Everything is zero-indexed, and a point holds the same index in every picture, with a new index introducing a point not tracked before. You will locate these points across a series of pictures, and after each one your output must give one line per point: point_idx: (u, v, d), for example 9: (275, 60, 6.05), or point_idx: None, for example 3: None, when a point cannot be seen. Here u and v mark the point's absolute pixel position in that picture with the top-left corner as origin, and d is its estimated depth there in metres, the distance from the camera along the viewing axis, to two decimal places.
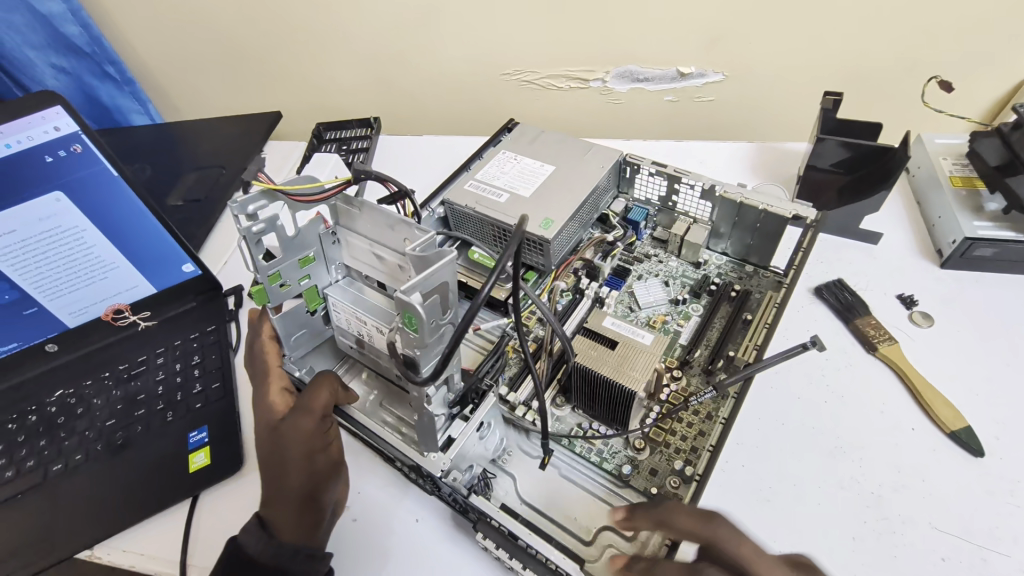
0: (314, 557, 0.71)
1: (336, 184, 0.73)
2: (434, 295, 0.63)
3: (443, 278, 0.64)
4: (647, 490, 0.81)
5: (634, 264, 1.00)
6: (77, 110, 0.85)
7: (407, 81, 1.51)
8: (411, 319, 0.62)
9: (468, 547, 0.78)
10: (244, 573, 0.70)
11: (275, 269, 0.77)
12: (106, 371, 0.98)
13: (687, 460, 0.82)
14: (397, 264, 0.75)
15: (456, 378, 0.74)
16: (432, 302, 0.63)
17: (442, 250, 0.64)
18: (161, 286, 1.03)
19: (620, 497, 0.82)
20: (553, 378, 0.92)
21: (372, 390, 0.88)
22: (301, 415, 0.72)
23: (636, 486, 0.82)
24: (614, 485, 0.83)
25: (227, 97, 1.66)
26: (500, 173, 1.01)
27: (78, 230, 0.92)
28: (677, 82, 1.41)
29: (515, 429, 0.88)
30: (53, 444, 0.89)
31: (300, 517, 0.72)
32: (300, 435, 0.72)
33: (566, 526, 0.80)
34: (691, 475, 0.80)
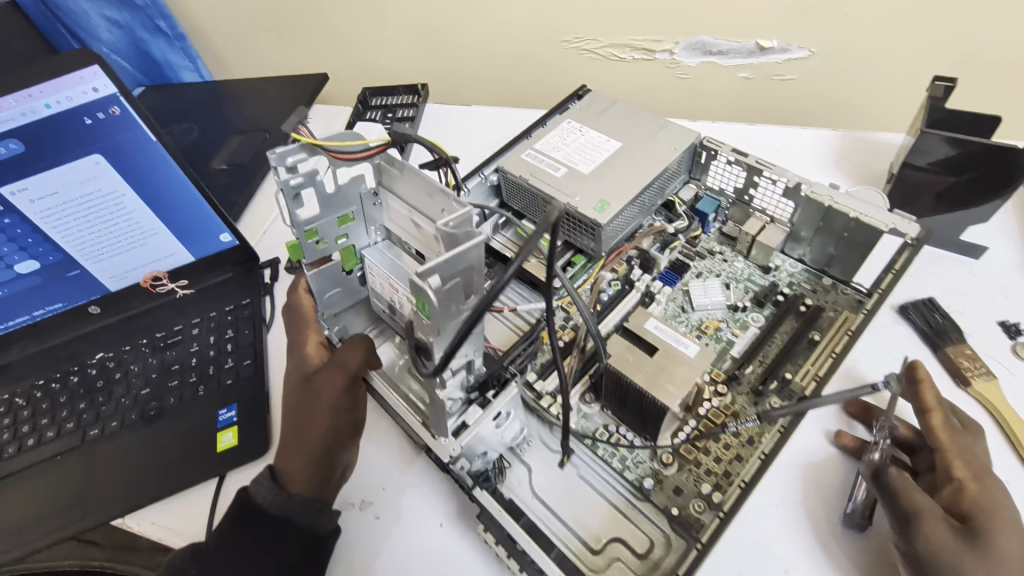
0: (320, 514, 0.67)
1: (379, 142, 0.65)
2: (458, 279, 0.52)
3: (470, 260, 0.52)
4: (667, 509, 0.70)
5: (695, 260, 0.91)
6: (115, 70, 0.81)
7: (459, 45, 1.42)
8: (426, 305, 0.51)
9: (472, 543, 0.73)
10: (250, 522, 0.66)
11: (312, 226, 0.69)
12: (144, 338, 0.98)
13: (718, 485, 0.71)
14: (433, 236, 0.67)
15: (479, 361, 0.64)
16: (454, 286, 0.51)
17: None
18: (199, 255, 1.02)
19: (638, 512, 0.71)
20: (584, 373, 0.80)
21: (403, 356, 0.79)
22: (334, 368, 0.68)
23: (656, 502, 0.71)
24: (633, 498, 0.72)
25: (275, 56, 1.62)
26: (561, 144, 0.91)
27: (118, 194, 0.90)
28: (754, 57, 1.27)
29: (538, 419, 0.79)
30: (92, 408, 0.90)
31: (313, 470, 0.68)
32: (330, 387, 0.68)
33: (573, 529, 0.70)
34: (721, 502, 0.69)
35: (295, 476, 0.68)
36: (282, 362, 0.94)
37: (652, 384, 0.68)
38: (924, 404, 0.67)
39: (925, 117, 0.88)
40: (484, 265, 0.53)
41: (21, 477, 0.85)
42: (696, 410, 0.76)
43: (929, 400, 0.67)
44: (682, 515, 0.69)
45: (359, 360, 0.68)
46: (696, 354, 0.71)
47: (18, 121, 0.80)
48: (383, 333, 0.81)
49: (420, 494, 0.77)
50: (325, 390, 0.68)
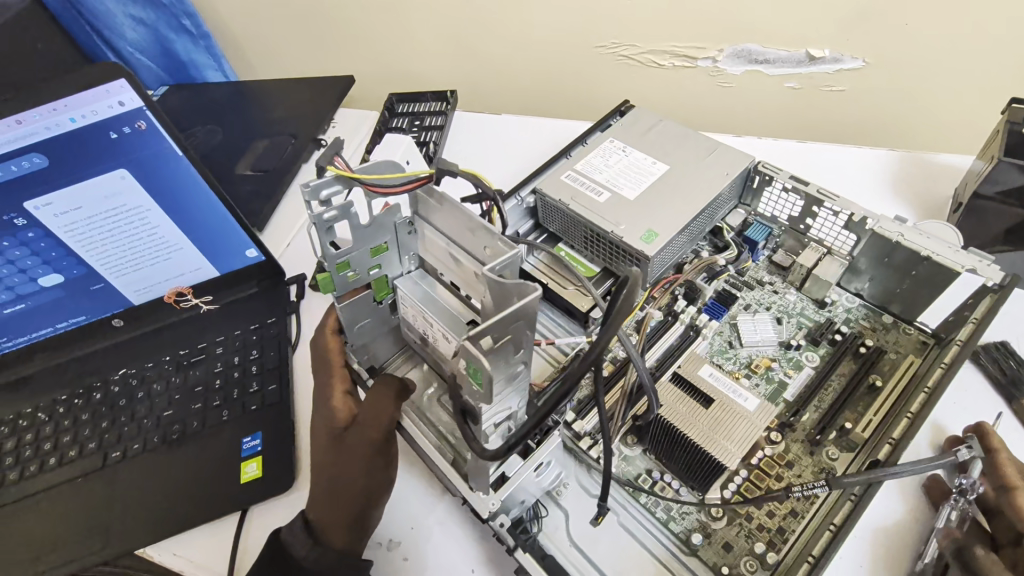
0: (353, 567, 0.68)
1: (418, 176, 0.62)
2: (507, 339, 0.48)
3: (521, 318, 0.48)
4: (716, 567, 0.66)
5: (742, 291, 0.86)
6: (141, 83, 0.78)
7: (490, 49, 1.37)
8: (477, 372, 0.47)
9: None
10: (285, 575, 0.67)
11: (344, 257, 0.65)
12: (167, 355, 0.96)
13: (771, 543, 0.66)
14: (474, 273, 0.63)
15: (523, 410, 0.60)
16: (506, 346, 0.48)
17: (526, 283, 0.48)
18: (224, 270, 0.99)
19: (684, 568, 0.67)
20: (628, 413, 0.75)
21: (429, 383, 0.74)
22: (365, 423, 0.67)
23: (704, 559, 0.67)
24: (678, 551, 0.68)
25: (300, 56, 1.58)
26: (604, 166, 0.86)
27: (143, 210, 0.87)
28: (804, 67, 1.19)
29: (576, 460, 0.75)
30: (114, 428, 0.88)
31: (349, 522, 0.69)
32: (365, 443, 0.68)
33: None
34: (775, 564, 0.65)
35: (331, 527, 0.69)
36: (309, 387, 0.91)
37: (709, 440, 0.69)
38: (1008, 481, 0.62)
39: (1001, 143, 0.81)
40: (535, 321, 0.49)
41: (42, 498, 0.83)
42: (747, 459, 0.71)
43: (1012, 477, 0.63)
44: (732, 575, 0.65)
45: (391, 415, 0.66)
46: (755, 409, 0.73)
47: (43, 135, 0.77)
48: (411, 361, 0.76)
49: (451, 535, 0.74)
50: (359, 444, 0.68)
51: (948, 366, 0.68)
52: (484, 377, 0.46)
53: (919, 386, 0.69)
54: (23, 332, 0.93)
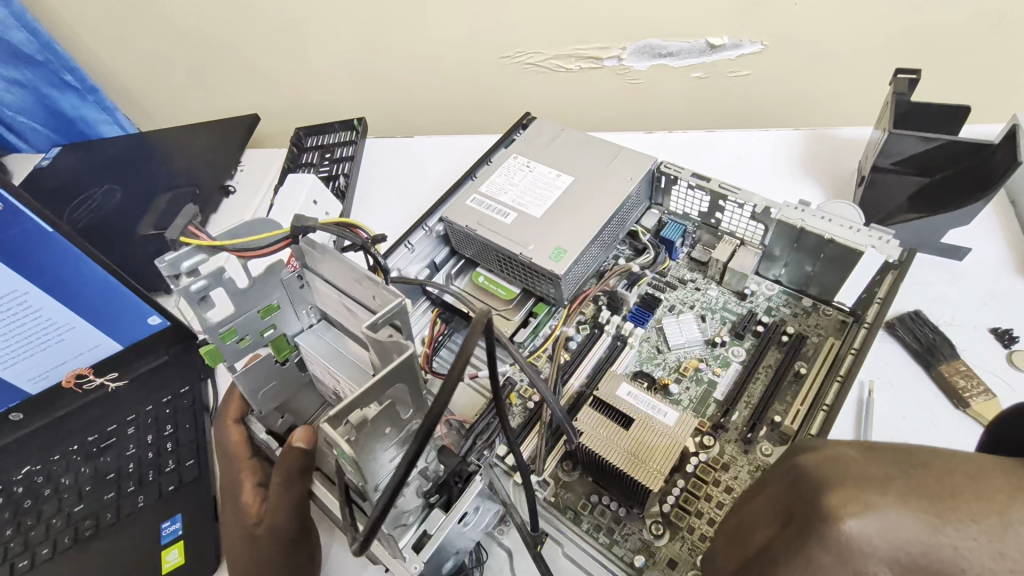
0: None
1: (280, 237, 0.57)
2: (384, 407, 0.47)
3: (397, 384, 0.47)
4: None
5: (665, 292, 0.85)
6: None
7: (395, 71, 1.33)
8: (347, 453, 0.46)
9: None
10: None
11: (229, 324, 0.61)
12: (74, 444, 0.89)
13: None
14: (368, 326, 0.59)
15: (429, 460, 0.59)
16: (389, 408, 0.47)
17: (401, 343, 0.47)
18: (127, 344, 0.92)
19: None
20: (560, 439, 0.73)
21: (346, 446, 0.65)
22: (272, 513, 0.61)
23: None
24: None
25: (201, 100, 1.50)
26: (508, 185, 0.84)
27: (20, 292, 0.80)
28: (706, 56, 1.20)
29: None
30: (20, 534, 0.81)
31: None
32: (279, 536, 0.63)
33: None
34: None
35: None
36: None
37: (633, 462, 0.63)
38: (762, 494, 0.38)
39: (891, 114, 0.82)
40: (416, 384, 0.48)
41: None
42: (682, 470, 0.69)
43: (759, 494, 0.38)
44: None
45: (294, 501, 0.61)
46: (676, 422, 0.68)
47: None
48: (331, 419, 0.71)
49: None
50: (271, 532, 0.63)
51: (857, 352, 0.68)
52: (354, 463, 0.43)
53: (846, 352, 0.71)
54: None
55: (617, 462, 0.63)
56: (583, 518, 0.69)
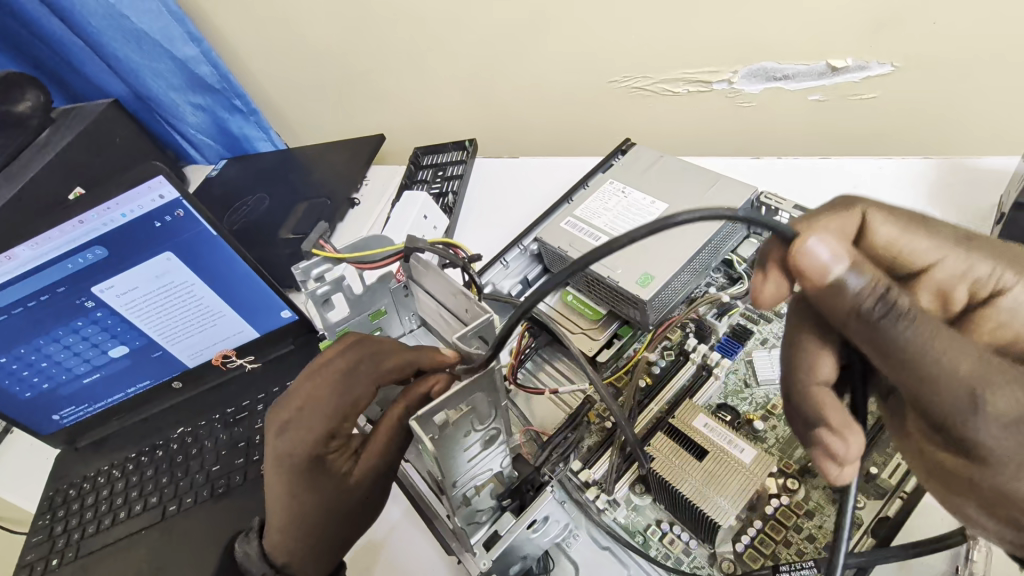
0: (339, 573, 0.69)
1: (390, 254, 0.66)
2: (464, 412, 0.51)
3: (477, 393, 0.51)
4: None
5: (758, 325, 0.82)
6: (177, 176, 0.87)
7: (507, 95, 1.41)
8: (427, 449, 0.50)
9: None
10: None
11: (343, 324, 0.70)
12: (216, 414, 1.05)
13: None
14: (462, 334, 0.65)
15: (506, 463, 0.63)
16: (471, 413, 0.52)
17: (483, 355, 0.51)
18: (263, 331, 1.08)
19: None
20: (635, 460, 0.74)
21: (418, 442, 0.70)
22: (294, 399, 0.61)
23: None
24: None
25: (337, 121, 1.69)
26: (603, 210, 0.86)
27: (189, 283, 0.98)
28: (826, 78, 1.14)
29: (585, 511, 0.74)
30: (172, 482, 0.98)
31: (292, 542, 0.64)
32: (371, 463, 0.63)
33: None
34: None
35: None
36: None
37: (702, 495, 0.63)
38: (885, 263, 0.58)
39: None
40: (494, 394, 0.53)
41: (114, 548, 0.93)
42: (762, 509, 0.67)
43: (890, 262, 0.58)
44: None
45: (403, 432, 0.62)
46: (752, 460, 0.65)
47: (101, 230, 0.89)
48: None
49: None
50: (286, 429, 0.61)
51: None
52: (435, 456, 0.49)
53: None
54: (101, 398, 1.08)
55: (686, 492, 0.63)
56: (651, 544, 0.70)
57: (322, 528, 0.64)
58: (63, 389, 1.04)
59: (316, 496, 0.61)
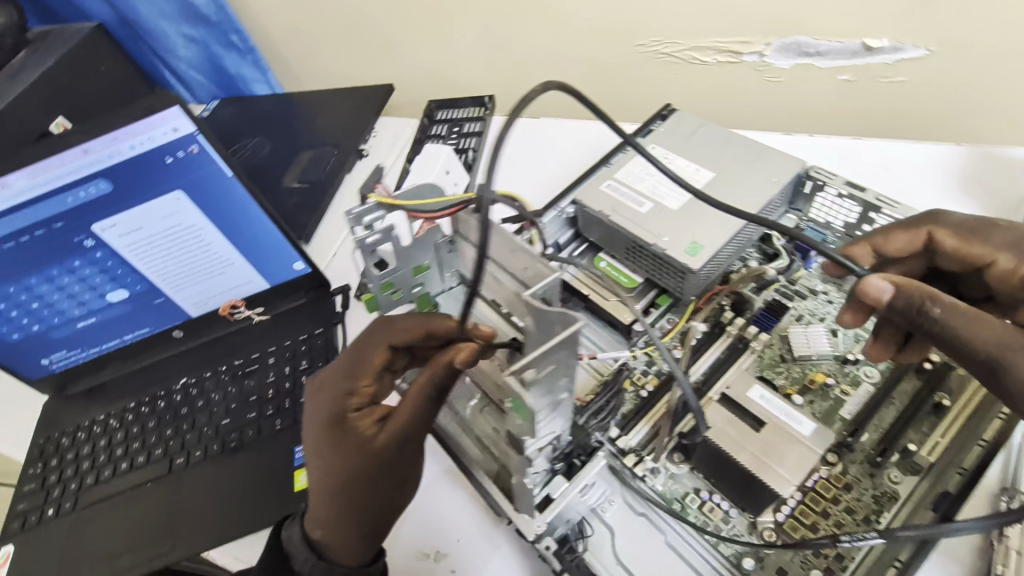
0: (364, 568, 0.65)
1: (445, 205, 0.63)
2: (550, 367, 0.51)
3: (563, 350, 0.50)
4: None
5: (794, 301, 0.83)
6: (193, 110, 0.80)
7: (528, 51, 1.35)
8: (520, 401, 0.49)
9: None
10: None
11: (388, 277, 0.66)
12: (223, 365, 1.01)
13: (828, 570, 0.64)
14: (513, 293, 0.62)
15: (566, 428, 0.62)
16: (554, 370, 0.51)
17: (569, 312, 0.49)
18: (273, 283, 1.03)
19: None
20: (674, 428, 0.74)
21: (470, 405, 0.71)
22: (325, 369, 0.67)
23: None
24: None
25: (341, 68, 1.60)
26: (646, 175, 0.84)
27: (198, 227, 0.92)
28: (859, 58, 1.13)
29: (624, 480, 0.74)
30: (178, 435, 0.94)
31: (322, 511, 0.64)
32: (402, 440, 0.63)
33: None
34: None
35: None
36: None
37: (761, 465, 0.66)
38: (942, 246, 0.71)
39: None
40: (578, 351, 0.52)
41: (114, 501, 0.90)
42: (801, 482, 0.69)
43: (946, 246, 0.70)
44: None
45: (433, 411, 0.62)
46: (812, 433, 0.69)
47: (106, 162, 0.82)
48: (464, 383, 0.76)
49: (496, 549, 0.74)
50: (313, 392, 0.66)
51: None
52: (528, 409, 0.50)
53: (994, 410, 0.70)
54: (95, 343, 1.02)
55: (743, 461, 0.66)
56: (689, 513, 0.70)
57: (342, 500, 0.63)
58: (54, 332, 0.98)
59: (340, 457, 0.63)
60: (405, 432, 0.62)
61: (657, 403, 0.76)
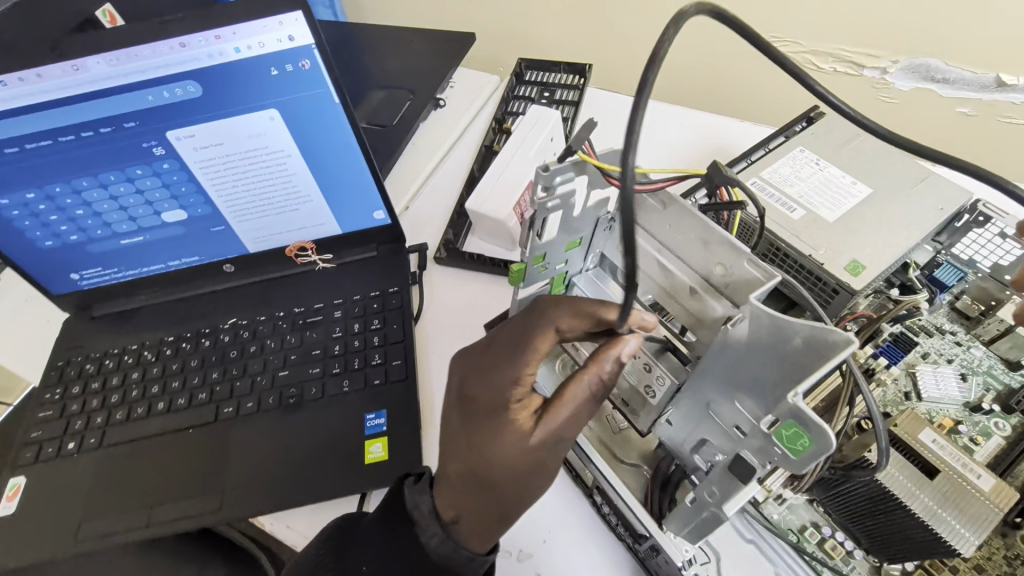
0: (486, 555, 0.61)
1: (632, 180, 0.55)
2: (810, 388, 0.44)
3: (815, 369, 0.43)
4: None
5: (921, 337, 0.79)
6: (316, 18, 0.70)
7: (632, 24, 1.26)
8: (792, 437, 0.42)
9: None
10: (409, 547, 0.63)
11: (544, 249, 0.58)
12: (280, 311, 0.91)
13: None
14: (689, 287, 0.55)
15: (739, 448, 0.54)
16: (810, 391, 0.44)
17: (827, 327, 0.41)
18: (347, 229, 0.93)
19: None
20: None
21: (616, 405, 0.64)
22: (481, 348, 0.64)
23: None
24: None
25: (416, 7, 1.47)
26: (795, 178, 0.77)
27: (284, 154, 0.81)
28: (985, 93, 1.08)
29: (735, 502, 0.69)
30: (226, 381, 0.84)
31: (454, 498, 0.60)
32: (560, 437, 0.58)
33: None
34: None
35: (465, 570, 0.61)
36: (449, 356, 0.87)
37: None
38: None
39: None
40: None
41: (149, 444, 0.80)
42: None
43: None
44: None
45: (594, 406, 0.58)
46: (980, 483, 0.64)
47: (203, 62, 0.70)
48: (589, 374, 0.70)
49: (588, 559, 0.68)
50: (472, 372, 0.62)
51: None
52: (812, 444, 0.41)
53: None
54: (136, 265, 0.91)
55: None
56: (807, 546, 0.65)
57: (487, 493, 0.58)
58: (93, 246, 0.86)
59: (492, 447, 0.58)
60: (564, 430, 0.57)
61: None
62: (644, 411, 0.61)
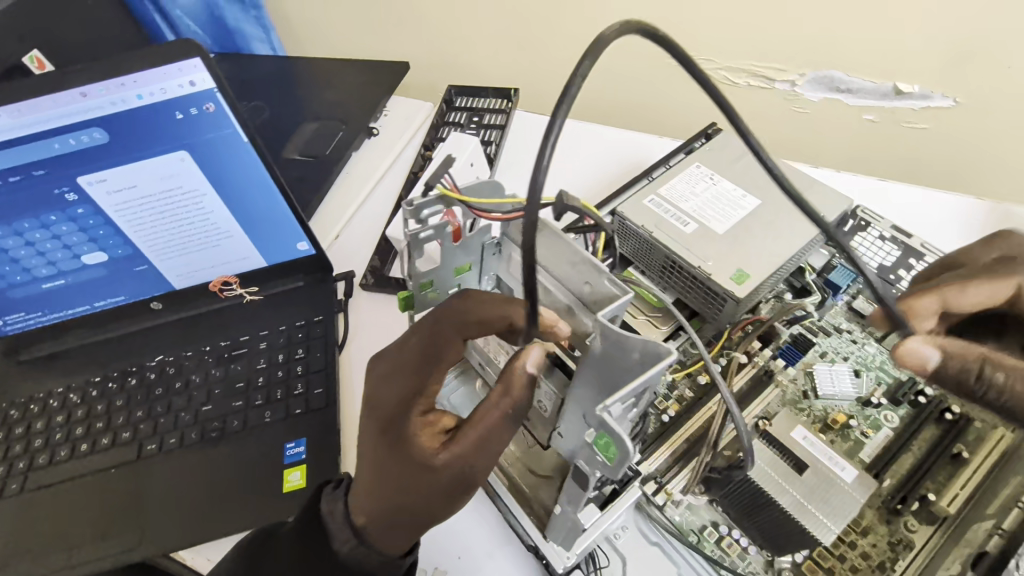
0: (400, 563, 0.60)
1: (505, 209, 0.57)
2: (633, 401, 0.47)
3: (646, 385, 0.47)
4: None
5: (820, 337, 0.82)
6: (215, 64, 0.72)
7: (556, 48, 1.30)
8: (606, 445, 0.46)
9: None
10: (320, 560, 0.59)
11: (429, 276, 0.62)
12: (206, 345, 0.92)
13: None
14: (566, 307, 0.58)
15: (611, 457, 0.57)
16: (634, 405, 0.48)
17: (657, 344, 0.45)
18: (272, 261, 0.95)
19: None
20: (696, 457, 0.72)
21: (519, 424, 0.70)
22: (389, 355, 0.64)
23: None
24: None
25: (352, 38, 1.51)
26: (690, 193, 0.81)
27: (200, 193, 0.83)
28: (887, 100, 1.14)
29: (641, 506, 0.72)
30: (150, 418, 0.85)
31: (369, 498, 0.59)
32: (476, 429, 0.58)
33: None
34: None
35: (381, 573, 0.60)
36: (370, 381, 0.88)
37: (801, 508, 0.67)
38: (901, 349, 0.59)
39: None
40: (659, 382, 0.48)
41: (73, 485, 0.81)
42: None
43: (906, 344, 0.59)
44: None
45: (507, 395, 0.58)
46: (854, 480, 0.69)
47: (107, 109, 0.73)
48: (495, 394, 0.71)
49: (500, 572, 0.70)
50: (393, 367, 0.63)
51: None
52: (618, 451, 0.45)
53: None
54: (60, 308, 0.92)
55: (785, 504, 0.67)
56: (707, 546, 0.68)
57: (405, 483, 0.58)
58: (14, 291, 0.87)
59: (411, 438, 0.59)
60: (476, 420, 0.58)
61: (679, 430, 0.74)
62: (540, 424, 0.64)
